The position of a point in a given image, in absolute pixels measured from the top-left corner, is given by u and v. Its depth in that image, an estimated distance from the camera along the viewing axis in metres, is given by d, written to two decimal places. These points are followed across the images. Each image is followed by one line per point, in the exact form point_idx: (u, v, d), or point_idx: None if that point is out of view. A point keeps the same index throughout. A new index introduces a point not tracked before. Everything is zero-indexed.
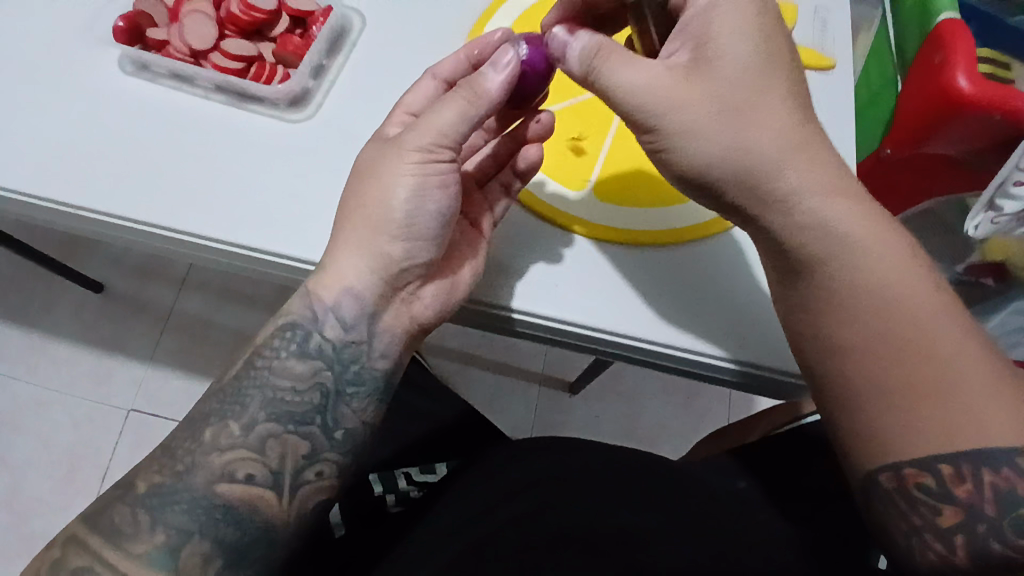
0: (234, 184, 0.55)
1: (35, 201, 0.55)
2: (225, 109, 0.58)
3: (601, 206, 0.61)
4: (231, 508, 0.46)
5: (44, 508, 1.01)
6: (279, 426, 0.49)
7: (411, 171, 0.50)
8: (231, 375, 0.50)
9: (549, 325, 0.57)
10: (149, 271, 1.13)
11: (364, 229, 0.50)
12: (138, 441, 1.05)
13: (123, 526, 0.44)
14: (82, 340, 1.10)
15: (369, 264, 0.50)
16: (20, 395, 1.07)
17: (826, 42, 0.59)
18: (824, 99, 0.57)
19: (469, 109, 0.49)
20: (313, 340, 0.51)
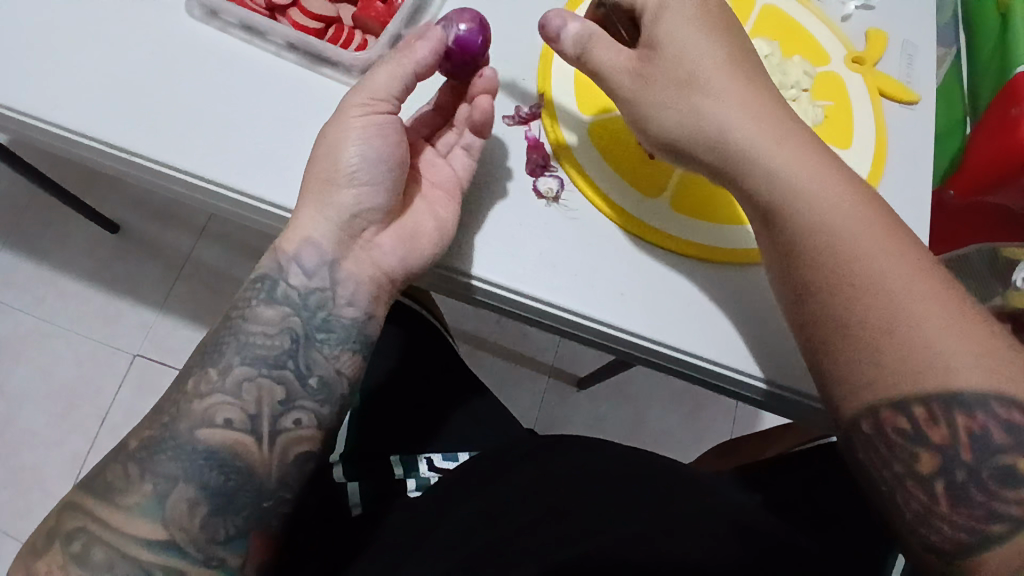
0: (279, 142, 0.53)
1: (69, 134, 0.53)
2: (298, 68, 0.56)
3: (676, 218, 0.57)
4: (212, 452, 0.45)
5: (37, 441, 1.01)
6: (254, 370, 0.47)
7: (354, 121, 0.49)
8: (212, 328, 0.50)
9: (531, 305, 0.54)
10: (168, 215, 1.11)
11: (314, 181, 0.49)
12: (140, 386, 1.04)
13: (115, 482, 0.43)
14: (91, 277, 1.08)
15: (325, 214, 0.49)
16: (23, 325, 1.05)
17: (913, 76, 0.58)
18: (907, 135, 0.56)
19: (396, 66, 0.50)
20: (280, 288, 0.50)
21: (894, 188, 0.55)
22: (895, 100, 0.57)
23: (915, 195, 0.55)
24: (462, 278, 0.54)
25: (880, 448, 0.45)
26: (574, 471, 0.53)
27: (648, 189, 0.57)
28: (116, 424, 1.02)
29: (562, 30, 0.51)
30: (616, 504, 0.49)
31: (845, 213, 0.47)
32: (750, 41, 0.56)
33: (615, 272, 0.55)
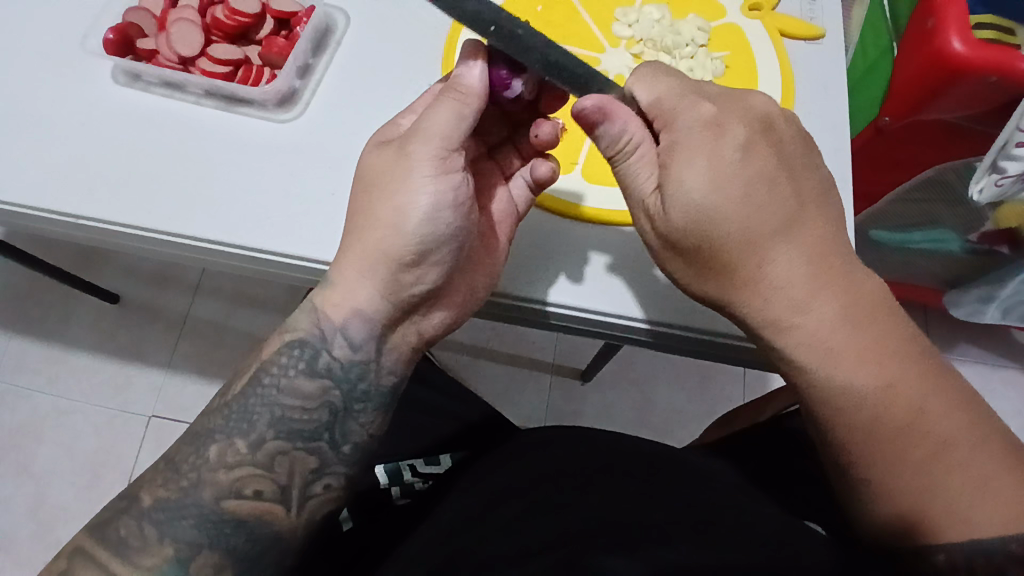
0: (225, 188, 0.55)
1: (32, 212, 0.56)
2: (216, 113, 0.59)
3: (593, 189, 0.59)
4: (240, 521, 0.46)
5: (67, 514, 1.04)
6: (288, 444, 0.48)
7: (426, 184, 0.47)
8: (232, 392, 0.49)
9: (581, 315, 0.56)
10: (162, 279, 1.15)
11: (364, 245, 0.49)
12: (158, 445, 1.07)
13: (129, 538, 0.44)
14: (98, 350, 1.13)
15: (378, 286, 0.49)
16: (40, 405, 1.10)
17: (815, 12, 0.62)
18: (812, 68, 0.60)
19: (459, 106, 0.47)
20: (322, 359, 0.50)
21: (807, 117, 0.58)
22: (800, 38, 0.61)
23: (830, 126, 0.58)
24: (533, 305, 0.56)
25: (862, 411, 0.45)
26: (562, 467, 0.56)
27: (561, 165, 0.60)
28: None
29: (591, 112, 0.46)
30: (608, 496, 0.53)
31: (831, 338, 0.46)
32: (642, 8, 0.61)
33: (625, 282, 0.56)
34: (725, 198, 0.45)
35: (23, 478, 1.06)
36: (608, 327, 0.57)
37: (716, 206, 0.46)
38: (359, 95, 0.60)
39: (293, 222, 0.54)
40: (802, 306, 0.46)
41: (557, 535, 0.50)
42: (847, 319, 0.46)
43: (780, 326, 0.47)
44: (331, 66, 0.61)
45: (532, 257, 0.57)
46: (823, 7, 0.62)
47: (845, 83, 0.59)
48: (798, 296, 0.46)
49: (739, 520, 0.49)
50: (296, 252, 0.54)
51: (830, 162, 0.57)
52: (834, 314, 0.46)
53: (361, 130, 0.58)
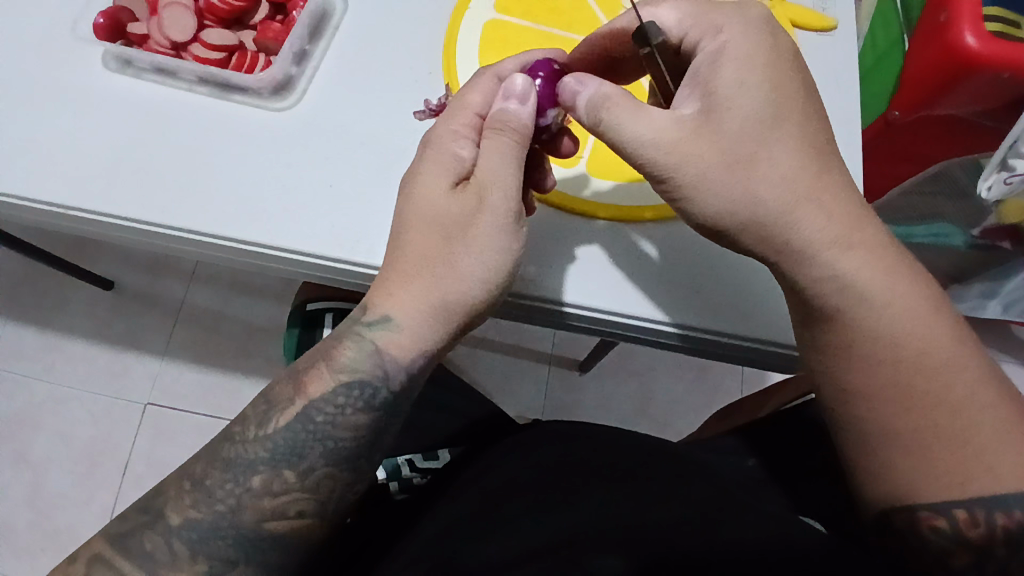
0: (224, 180, 0.54)
1: (26, 203, 0.55)
2: (210, 100, 0.57)
3: (597, 184, 0.59)
4: (277, 537, 0.46)
5: (66, 502, 1.04)
6: (335, 470, 0.47)
7: (493, 231, 0.47)
8: (276, 426, 0.48)
9: (599, 317, 0.56)
10: (156, 266, 1.14)
11: (435, 288, 0.47)
12: (156, 433, 1.07)
13: (155, 552, 0.45)
14: (93, 338, 1.11)
15: (445, 326, 0.48)
16: (36, 394, 1.09)
17: (828, 2, 0.61)
18: (823, 60, 0.59)
19: (518, 149, 0.49)
20: (381, 396, 0.48)
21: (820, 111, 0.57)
22: (812, 29, 0.60)
23: (842, 120, 0.57)
24: (548, 304, 0.55)
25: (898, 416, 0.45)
26: (572, 459, 0.56)
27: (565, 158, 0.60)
28: (139, 475, 1.05)
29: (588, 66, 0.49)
30: (613, 491, 0.53)
31: (872, 274, 0.46)
32: None
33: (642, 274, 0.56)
34: (775, 135, 0.46)
35: (20, 466, 1.06)
36: (622, 328, 0.57)
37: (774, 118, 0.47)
38: (358, 84, 0.58)
39: (297, 217, 0.53)
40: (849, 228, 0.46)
41: (558, 533, 0.50)
42: (879, 250, 0.47)
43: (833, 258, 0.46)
44: (329, 54, 0.59)
45: (537, 256, 0.56)
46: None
47: (854, 77, 0.58)
48: (847, 218, 0.47)
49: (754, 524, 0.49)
50: (298, 249, 0.52)
51: (840, 158, 0.56)
52: (870, 238, 0.47)
53: (360, 121, 0.57)
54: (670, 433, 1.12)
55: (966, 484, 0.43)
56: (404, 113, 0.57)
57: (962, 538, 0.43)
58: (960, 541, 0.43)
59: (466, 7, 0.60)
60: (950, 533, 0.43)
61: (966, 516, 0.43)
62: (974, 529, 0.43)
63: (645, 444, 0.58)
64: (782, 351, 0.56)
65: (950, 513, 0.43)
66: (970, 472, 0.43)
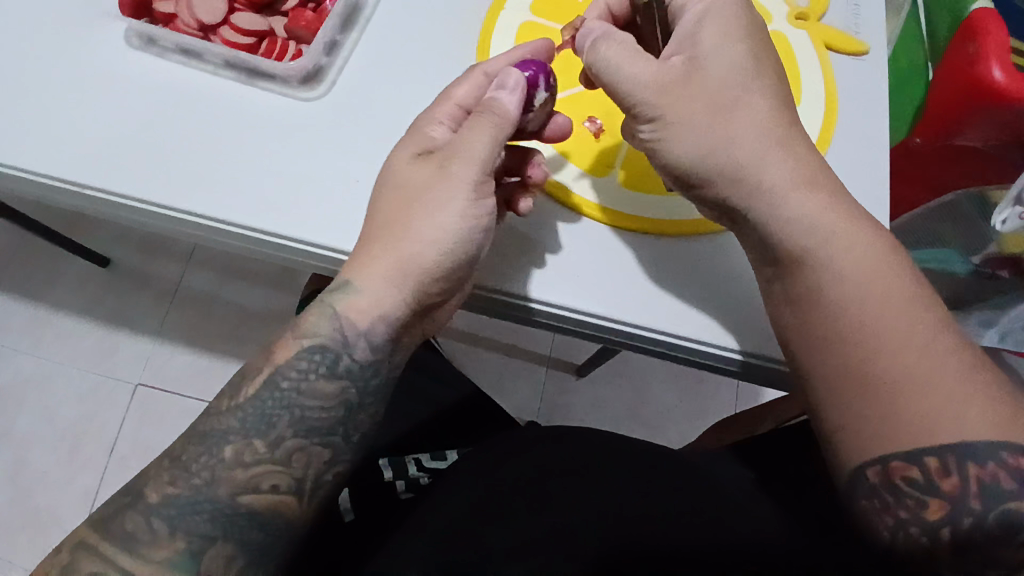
0: (242, 166, 0.53)
1: (36, 178, 0.54)
2: (236, 85, 0.56)
3: (626, 195, 0.58)
4: (255, 514, 0.45)
5: (48, 480, 1.02)
6: (306, 440, 0.47)
7: (460, 205, 0.47)
8: (245, 394, 0.47)
9: (561, 314, 0.54)
10: (154, 245, 1.12)
11: (396, 253, 0.47)
12: (144, 415, 1.05)
13: (137, 532, 0.44)
14: (84, 314, 1.09)
15: (404, 294, 0.48)
16: (24, 369, 1.07)
17: (861, 26, 0.61)
18: (853, 83, 0.59)
19: (497, 132, 0.48)
20: (342, 363, 0.48)
21: (847, 134, 0.57)
22: (844, 52, 0.59)
23: (866, 143, 0.57)
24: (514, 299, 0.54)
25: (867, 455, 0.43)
26: (564, 461, 0.56)
27: (597, 168, 0.59)
28: (124, 456, 1.03)
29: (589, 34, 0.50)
30: (603, 494, 0.53)
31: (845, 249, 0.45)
32: None
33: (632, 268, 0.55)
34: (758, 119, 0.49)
35: (3, 441, 1.04)
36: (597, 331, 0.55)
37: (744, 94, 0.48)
38: (388, 77, 0.57)
39: (308, 205, 0.52)
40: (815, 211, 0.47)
41: (546, 530, 0.52)
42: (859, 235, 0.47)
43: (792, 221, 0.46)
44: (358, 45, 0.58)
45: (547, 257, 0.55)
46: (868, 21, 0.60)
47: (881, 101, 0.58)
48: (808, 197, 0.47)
49: (739, 531, 0.50)
50: (316, 242, 0.52)
51: (867, 182, 0.56)
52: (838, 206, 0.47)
53: (386, 115, 0.56)
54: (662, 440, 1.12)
55: (935, 431, 0.41)
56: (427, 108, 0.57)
57: (932, 488, 0.41)
58: (932, 490, 0.41)
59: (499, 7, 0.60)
60: (921, 483, 0.41)
61: (938, 466, 0.41)
62: (946, 480, 0.41)
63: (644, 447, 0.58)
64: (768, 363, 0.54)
65: (921, 463, 0.41)
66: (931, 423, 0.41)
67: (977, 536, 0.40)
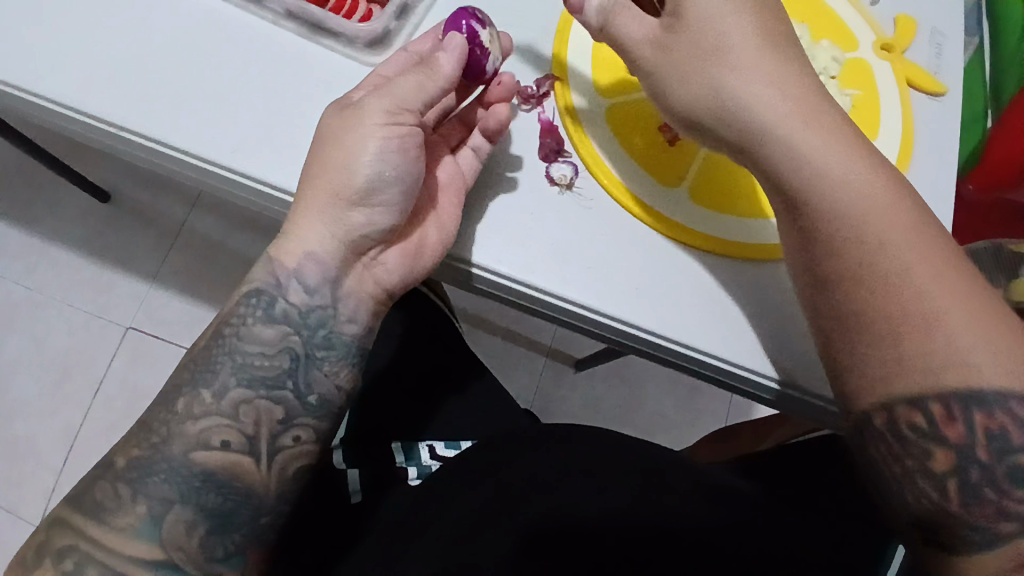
0: (288, 123, 0.51)
1: (70, 111, 0.51)
2: (298, 40, 0.53)
3: (693, 210, 0.55)
4: (211, 475, 0.45)
5: (27, 412, 0.99)
6: (251, 392, 0.47)
7: (376, 133, 0.46)
8: (198, 346, 0.48)
9: (503, 283, 0.52)
10: (160, 184, 1.08)
11: (316, 187, 0.47)
12: (134, 358, 1.02)
13: (105, 501, 0.43)
14: (80, 247, 1.06)
15: (332, 231, 0.47)
16: (12, 296, 1.03)
17: (942, 65, 0.59)
18: (924, 123, 0.58)
19: (427, 81, 0.47)
20: (278, 306, 0.48)
21: (918, 180, 0.56)
22: (924, 91, 0.58)
23: (922, 186, 0.56)
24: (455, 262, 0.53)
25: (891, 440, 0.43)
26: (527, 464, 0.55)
27: (667, 177, 0.55)
28: (109, 397, 1.01)
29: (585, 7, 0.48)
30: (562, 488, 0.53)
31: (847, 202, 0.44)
32: None
33: (631, 264, 0.53)
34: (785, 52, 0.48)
35: None
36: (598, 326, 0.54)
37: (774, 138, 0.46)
38: None
39: None
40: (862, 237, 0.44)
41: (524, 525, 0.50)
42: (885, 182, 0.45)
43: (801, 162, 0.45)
44: (432, 10, 0.55)
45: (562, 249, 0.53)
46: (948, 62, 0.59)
47: (951, 146, 0.57)
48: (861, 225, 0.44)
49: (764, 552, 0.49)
50: None
51: None
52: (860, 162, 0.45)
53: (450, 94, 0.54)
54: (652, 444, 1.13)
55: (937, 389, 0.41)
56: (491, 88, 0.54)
57: (936, 434, 0.41)
58: (936, 437, 0.42)
59: None
60: (926, 429, 0.42)
61: (942, 411, 0.41)
62: (951, 425, 0.41)
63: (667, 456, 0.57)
64: (799, 395, 0.52)
65: (927, 407, 0.41)
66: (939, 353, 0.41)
67: (983, 486, 0.41)
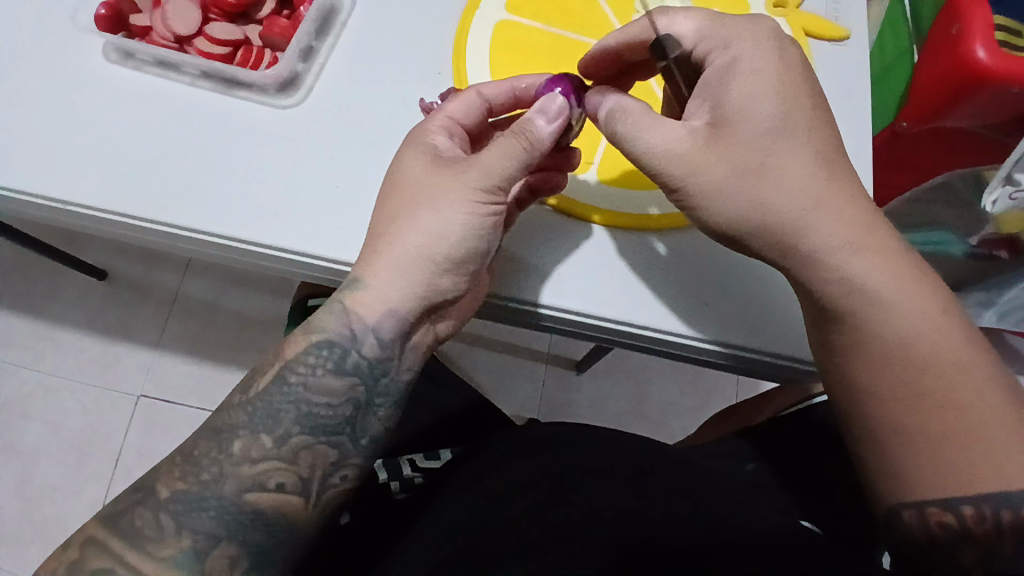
0: (224, 176, 0.53)
1: (24, 197, 0.54)
2: (213, 95, 0.56)
3: (604, 192, 0.57)
4: (259, 513, 0.45)
5: (55, 493, 1.03)
6: (312, 438, 0.47)
7: (469, 209, 0.47)
8: (257, 389, 0.48)
9: (571, 318, 0.55)
10: (151, 255, 1.13)
11: (408, 245, 0.47)
12: (148, 425, 1.06)
13: (143, 528, 0.44)
14: (84, 327, 1.10)
15: (416, 289, 0.48)
16: (26, 383, 1.08)
17: (840, 11, 0.61)
18: (832, 69, 0.59)
19: (523, 156, 0.47)
20: (350, 359, 0.48)
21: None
22: (824, 39, 0.60)
23: (843, 132, 0.57)
24: (525, 306, 0.54)
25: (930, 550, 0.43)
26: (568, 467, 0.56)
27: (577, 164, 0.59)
28: (130, 467, 1.04)
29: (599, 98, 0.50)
30: (611, 497, 0.53)
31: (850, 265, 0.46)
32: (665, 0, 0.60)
33: (630, 265, 0.55)
34: (782, 137, 0.46)
35: (10, 455, 1.05)
36: (617, 334, 0.56)
37: (778, 166, 0.46)
38: (366, 84, 0.57)
39: (289, 215, 0.52)
40: (848, 232, 0.46)
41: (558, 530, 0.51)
42: (888, 249, 0.46)
43: (811, 208, 0.46)
44: (335, 51, 0.58)
45: (537, 251, 0.55)
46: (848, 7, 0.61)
47: (865, 87, 0.58)
48: (845, 226, 0.46)
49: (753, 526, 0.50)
50: (301, 250, 0.52)
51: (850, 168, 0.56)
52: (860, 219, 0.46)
53: (366, 123, 0.56)
54: (665, 434, 1.12)
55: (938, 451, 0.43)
56: (410, 109, 0.57)
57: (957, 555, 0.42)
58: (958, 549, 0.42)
59: (474, 7, 0.59)
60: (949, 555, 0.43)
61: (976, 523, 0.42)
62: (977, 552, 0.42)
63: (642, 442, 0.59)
64: (762, 359, 0.54)
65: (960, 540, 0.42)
66: (921, 359, 0.44)
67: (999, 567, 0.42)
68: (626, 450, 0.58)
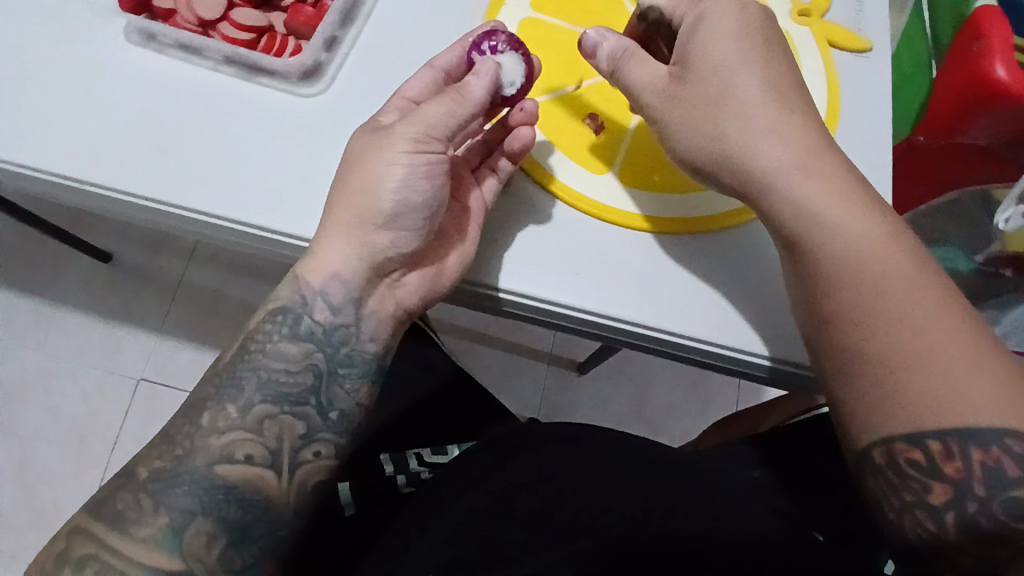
0: (240, 162, 0.53)
1: (38, 174, 0.54)
2: (236, 81, 0.56)
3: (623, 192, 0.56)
4: (232, 488, 0.45)
5: (51, 474, 1.03)
6: (276, 408, 0.48)
7: (404, 159, 0.47)
8: (223, 362, 0.49)
9: (534, 305, 0.54)
10: (156, 241, 1.12)
11: (352, 199, 0.48)
12: (147, 410, 1.05)
13: (127, 511, 0.43)
14: (86, 310, 1.10)
15: (358, 249, 0.49)
16: (27, 364, 1.08)
17: (863, 23, 0.61)
18: (854, 79, 0.59)
19: (452, 106, 0.48)
20: (303, 324, 0.49)
21: (850, 139, 0.57)
22: (848, 49, 0.60)
23: (860, 141, 0.57)
24: (487, 291, 0.54)
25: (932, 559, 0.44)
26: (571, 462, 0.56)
27: (595, 165, 0.57)
28: (127, 450, 1.04)
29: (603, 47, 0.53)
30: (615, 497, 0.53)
31: (836, 220, 0.46)
32: None
33: (619, 256, 0.54)
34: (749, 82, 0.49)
35: (7, 435, 1.05)
36: (601, 329, 0.55)
37: (744, 104, 0.48)
38: (388, 76, 0.57)
39: (304, 202, 0.52)
40: (816, 172, 0.47)
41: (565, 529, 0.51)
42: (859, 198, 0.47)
43: (778, 148, 0.48)
44: (359, 42, 0.58)
45: (545, 245, 0.54)
46: (871, 19, 0.61)
47: (886, 98, 0.59)
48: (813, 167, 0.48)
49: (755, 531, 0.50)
50: None
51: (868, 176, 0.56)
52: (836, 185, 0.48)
53: None
54: (665, 438, 1.12)
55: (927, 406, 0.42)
56: None
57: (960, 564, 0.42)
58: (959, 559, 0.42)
59: (499, 5, 0.59)
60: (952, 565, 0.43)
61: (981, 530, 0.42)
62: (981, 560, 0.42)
63: (645, 444, 0.59)
64: (748, 358, 0.53)
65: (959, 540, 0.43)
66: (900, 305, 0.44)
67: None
68: (632, 453, 0.57)
